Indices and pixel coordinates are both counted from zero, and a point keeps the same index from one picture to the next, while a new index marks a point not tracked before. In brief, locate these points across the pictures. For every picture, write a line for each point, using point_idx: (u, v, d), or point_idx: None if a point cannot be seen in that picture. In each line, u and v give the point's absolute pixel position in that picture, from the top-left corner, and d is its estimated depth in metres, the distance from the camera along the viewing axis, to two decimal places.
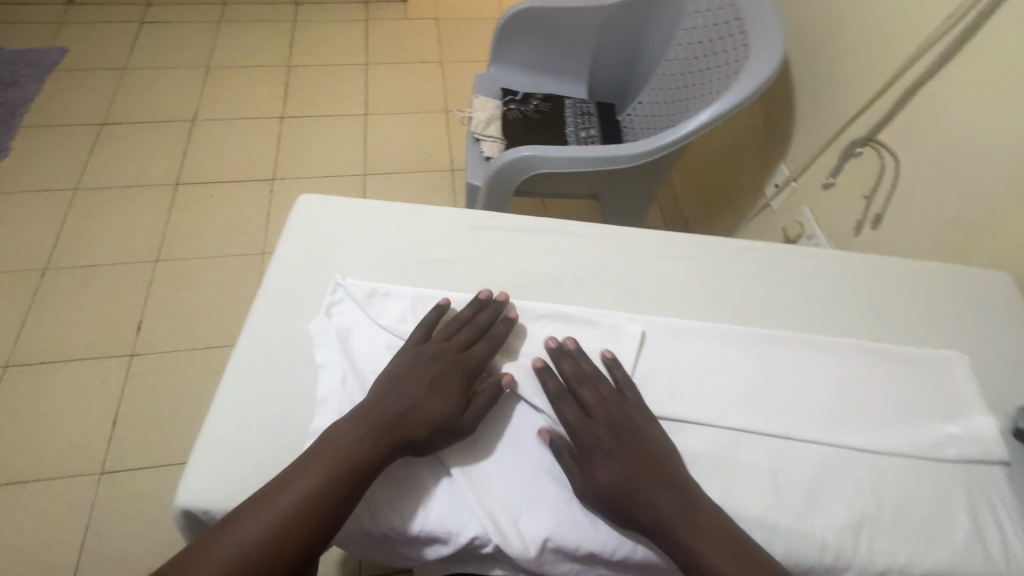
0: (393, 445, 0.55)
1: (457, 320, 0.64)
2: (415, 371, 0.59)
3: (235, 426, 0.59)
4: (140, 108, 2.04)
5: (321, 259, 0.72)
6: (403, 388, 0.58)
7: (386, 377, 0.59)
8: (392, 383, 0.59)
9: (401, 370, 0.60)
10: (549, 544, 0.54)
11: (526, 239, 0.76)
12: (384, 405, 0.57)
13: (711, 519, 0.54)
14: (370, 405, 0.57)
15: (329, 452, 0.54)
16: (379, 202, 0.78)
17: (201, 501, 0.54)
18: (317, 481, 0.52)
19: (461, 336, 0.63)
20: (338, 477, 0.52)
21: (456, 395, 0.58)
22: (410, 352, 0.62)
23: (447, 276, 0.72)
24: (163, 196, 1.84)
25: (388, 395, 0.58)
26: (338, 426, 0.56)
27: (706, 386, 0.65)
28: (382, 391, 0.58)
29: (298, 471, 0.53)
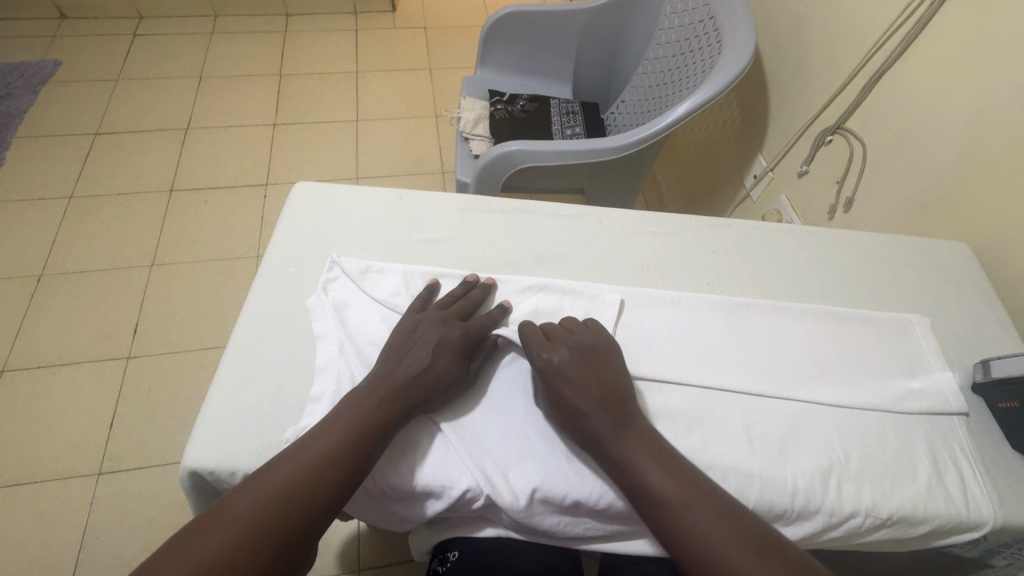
0: (406, 405, 0.58)
1: (453, 295, 0.68)
2: (418, 339, 0.63)
3: (237, 394, 0.62)
4: (135, 117, 2.07)
5: (317, 240, 0.75)
6: (408, 354, 0.61)
7: (391, 347, 0.63)
8: (397, 351, 0.62)
9: (404, 339, 0.63)
10: (537, 494, 0.58)
11: (512, 219, 0.80)
12: (393, 369, 0.60)
13: (644, 434, 0.58)
14: (380, 371, 0.60)
15: (348, 412, 0.56)
16: (372, 189, 0.81)
17: (209, 462, 0.57)
18: (338, 444, 0.54)
19: (458, 308, 0.66)
20: (356, 440, 0.55)
21: (460, 359, 0.62)
22: (411, 322, 0.65)
23: (437, 254, 0.75)
24: (158, 203, 1.87)
25: (394, 361, 0.61)
26: (353, 391, 0.59)
27: (683, 350, 0.69)
28: (388, 358, 0.61)
29: (317, 437, 0.54)
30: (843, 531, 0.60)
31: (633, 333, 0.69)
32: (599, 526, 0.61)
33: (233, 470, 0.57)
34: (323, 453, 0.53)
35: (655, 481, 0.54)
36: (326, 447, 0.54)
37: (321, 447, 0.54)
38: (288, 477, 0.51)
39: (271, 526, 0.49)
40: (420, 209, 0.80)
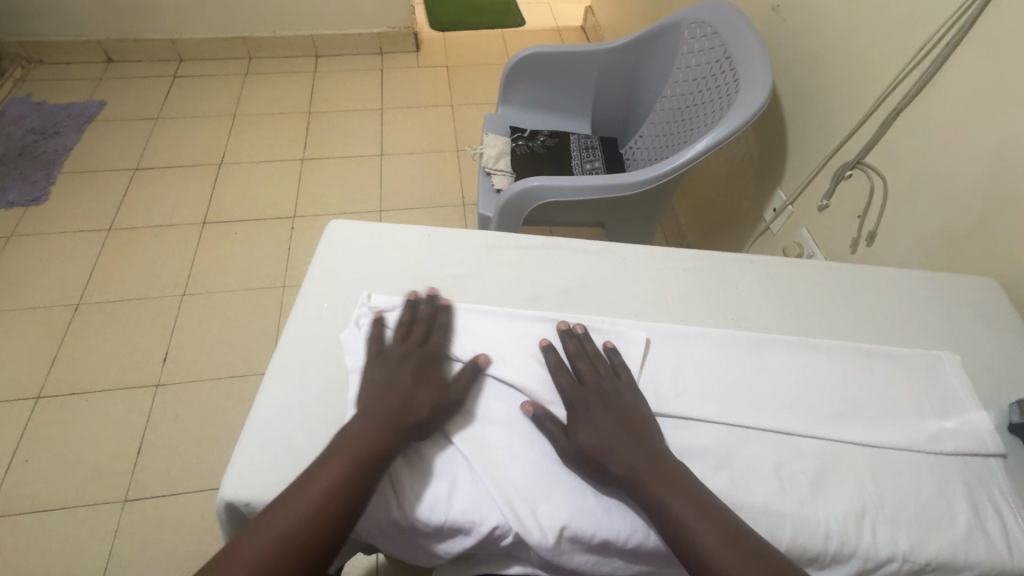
0: (401, 433, 0.60)
1: (404, 326, 0.70)
2: (391, 375, 0.65)
3: (274, 426, 0.63)
4: (171, 153, 2.18)
5: (350, 277, 0.78)
6: (388, 391, 0.63)
7: (368, 388, 0.64)
8: (375, 390, 0.63)
9: (379, 380, 0.64)
10: (566, 532, 0.58)
11: (537, 256, 0.82)
12: (379, 408, 0.61)
13: (678, 475, 0.58)
14: (368, 409, 0.61)
15: (348, 447, 0.58)
16: (403, 226, 0.85)
17: (243, 492, 0.59)
18: (343, 475, 0.55)
19: (412, 338, 0.69)
20: (359, 469, 0.56)
21: (438, 379, 0.65)
22: (377, 363, 0.66)
23: (466, 290, 0.78)
24: (190, 234, 1.94)
25: (379, 398, 0.62)
26: (348, 429, 0.60)
27: (709, 386, 0.69)
28: (372, 396, 0.62)
29: (322, 468, 0.56)
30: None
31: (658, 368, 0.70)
32: (626, 566, 0.61)
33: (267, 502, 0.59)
34: (327, 488, 0.54)
35: (698, 531, 0.54)
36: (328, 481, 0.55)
37: (324, 484, 0.55)
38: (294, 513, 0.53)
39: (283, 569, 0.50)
40: (447, 246, 0.82)
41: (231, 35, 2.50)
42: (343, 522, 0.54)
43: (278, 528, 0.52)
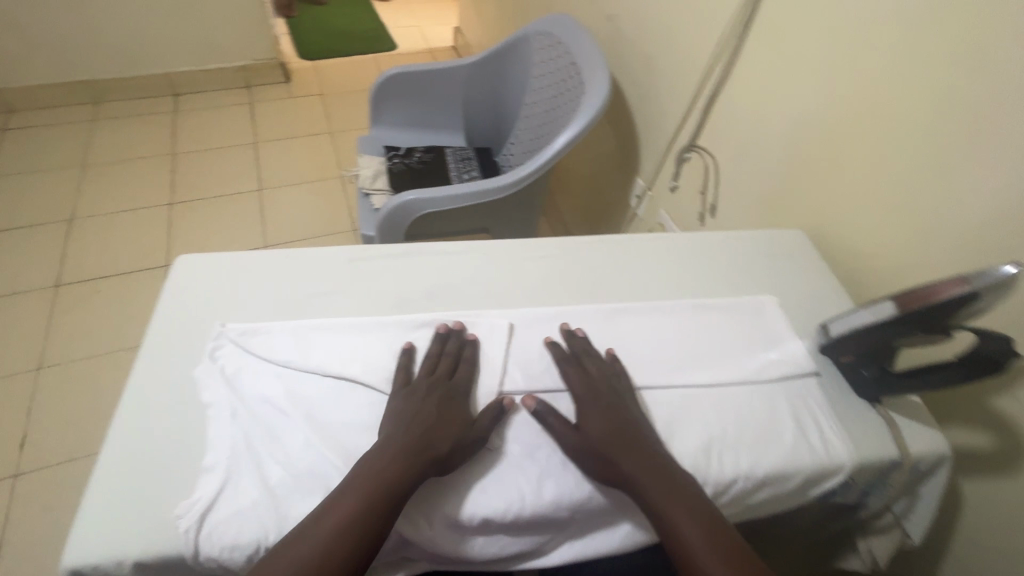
0: (420, 470, 0.60)
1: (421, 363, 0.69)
2: (421, 413, 0.64)
3: (122, 478, 0.59)
4: (10, 213, 1.94)
5: (202, 312, 0.75)
6: (412, 427, 0.63)
7: (395, 426, 0.63)
8: (401, 427, 0.63)
9: (408, 416, 0.64)
10: (444, 518, 0.61)
11: (401, 263, 0.84)
12: (410, 443, 0.61)
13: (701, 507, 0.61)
14: (400, 445, 0.61)
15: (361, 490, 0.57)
16: (260, 251, 0.82)
17: (89, 558, 0.55)
18: (353, 513, 0.56)
19: (436, 375, 0.68)
20: (371, 503, 0.57)
21: (464, 415, 0.65)
22: (404, 401, 0.66)
23: (330, 306, 0.77)
24: (42, 300, 1.74)
25: (407, 433, 0.62)
26: (370, 468, 0.59)
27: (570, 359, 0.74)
28: (400, 434, 0.62)
29: (327, 508, 0.56)
30: (733, 497, 0.67)
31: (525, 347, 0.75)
32: (514, 542, 0.63)
33: (120, 561, 0.55)
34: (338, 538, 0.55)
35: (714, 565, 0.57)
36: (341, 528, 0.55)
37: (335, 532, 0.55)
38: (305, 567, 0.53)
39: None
40: (307, 266, 0.82)
41: (68, 81, 2.27)
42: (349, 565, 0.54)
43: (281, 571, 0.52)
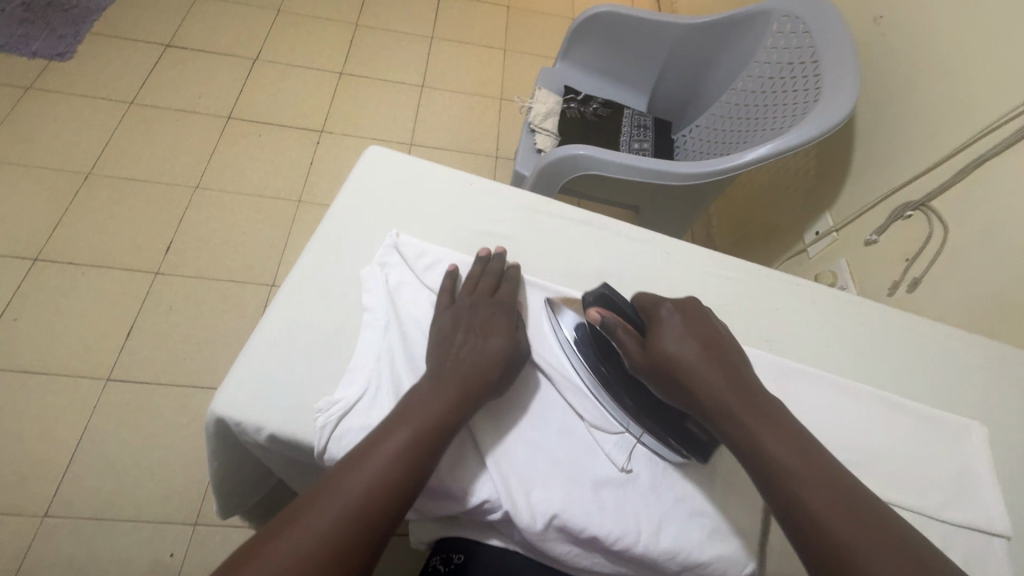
0: (851, 491, 0.38)
1: (619, 307, 0.48)
2: (673, 328, 0.46)
3: (563, 431, 0.50)
4: (492, 50, 2.02)
5: (717, 290, 0.63)
6: (682, 340, 0.45)
7: (686, 391, 0.44)
8: (683, 355, 0.44)
9: (663, 363, 0.45)
10: (555, 521, 0.46)
11: (972, 400, 0.62)
12: (715, 374, 0.44)
13: None
14: (720, 385, 0.43)
15: (818, 505, 0.37)
16: (805, 282, 0.67)
17: (516, 488, 0.46)
18: (844, 521, 0.36)
19: (632, 316, 0.49)
20: (866, 521, 0.36)
21: (723, 382, 0.43)
22: (648, 376, 0.46)
23: (880, 404, 0.58)
24: (480, 138, 1.80)
25: (715, 368, 0.44)
26: (764, 449, 0.40)
27: (948, 459, 0.56)
28: (702, 377, 0.44)
29: (819, 508, 0.37)
30: None
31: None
32: (589, 558, 0.47)
33: (551, 514, 0.45)
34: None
35: None
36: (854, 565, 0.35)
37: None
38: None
39: (368, 538, 0.37)
40: (839, 315, 0.65)
41: None
42: None
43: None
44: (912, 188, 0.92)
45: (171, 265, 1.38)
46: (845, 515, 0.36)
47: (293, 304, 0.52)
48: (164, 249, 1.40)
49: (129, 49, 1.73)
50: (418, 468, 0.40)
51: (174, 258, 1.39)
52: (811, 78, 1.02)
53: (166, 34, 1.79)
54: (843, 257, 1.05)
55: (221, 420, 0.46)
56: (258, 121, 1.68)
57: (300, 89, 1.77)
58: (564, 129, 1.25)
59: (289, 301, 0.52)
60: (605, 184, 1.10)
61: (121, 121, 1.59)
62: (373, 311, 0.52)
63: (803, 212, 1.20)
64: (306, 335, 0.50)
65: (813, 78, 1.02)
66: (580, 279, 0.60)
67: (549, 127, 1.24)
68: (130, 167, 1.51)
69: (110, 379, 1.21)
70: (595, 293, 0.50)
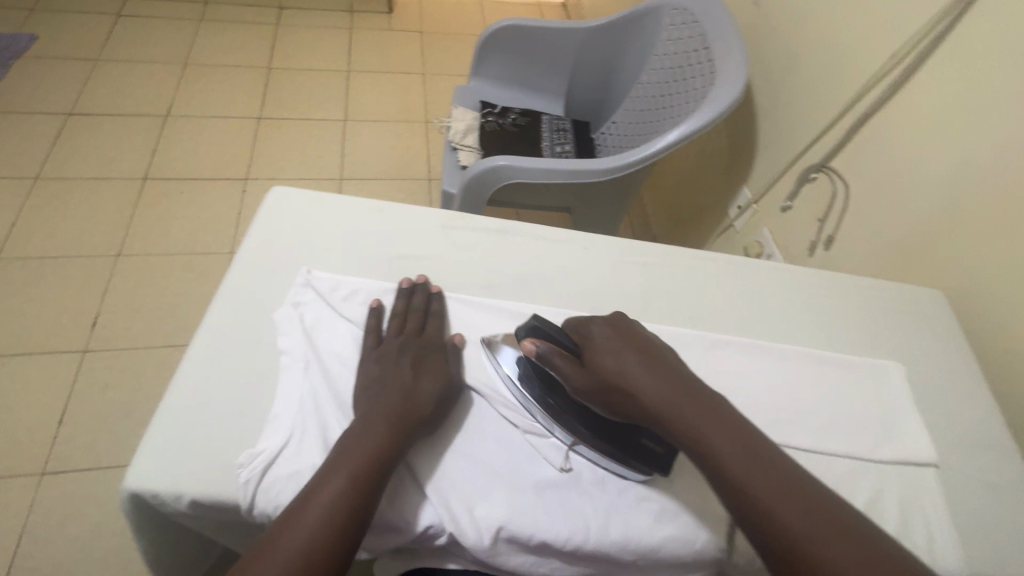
0: (798, 486, 0.41)
1: (552, 337, 0.49)
2: (607, 344, 0.48)
3: (501, 441, 0.50)
4: (411, 76, 2.03)
5: (638, 275, 0.64)
6: (620, 358, 0.47)
7: (634, 403, 0.46)
8: (621, 368, 0.46)
9: (609, 381, 0.46)
10: (503, 533, 0.45)
11: (887, 342, 0.65)
12: (659, 388, 0.46)
13: None
14: (663, 391, 0.45)
15: (765, 500, 0.40)
16: (720, 254, 0.69)
17: (457, 505, 0.45)
18: (793, 518, 0.39)
19: (567, 344, 0.49)
20: (813, 512, 0.39)
21: (665, 392, 0.45)
22: (594, 398, 0.47)
23: (802, 361, 0.60)
24: (411, 164, 1.79)
25: (654, 376, 0.46)
26: (713, 455, 0.43)
27: (871, 403, 0.58)
28: (644, 387, 0.46)
29: (769, 508, 0.40)
30: None
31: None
32: (544, 565, 0.46)
33: (497, 526, 0.45)
34: None
35: None
36: (808, 551, 0.38)
37: (831, 564, 0.37)
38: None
39: None
40: (757, 280, 0.67)
41: None
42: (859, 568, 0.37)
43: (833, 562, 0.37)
44: (813, 152, 0.98)
45: (100, 340, 1.31)
46: (794, 513, 0.39)
47: (205, 359, 0.50)
48: (91, 324, 1.33)
49: (27, 123, 1.65)
50: (354, 517, 0.40)
51: (102, 332, 1.32)
52: (705, 64, 1.08)
53: (67, 103, 1.72)
54: (764, 226, 1.10)
55: (136, 494, 0.43)
56: (178, 178, 1.62)
57: (219, 140, 1.73)
58: (485, 143, 1.26)
59: (199, 358, 0.50)
60: (529, 190, 1.12)
61: (27, 198, 1.51)
62: (291, 352, 0.51)
63: (724, 189, 1.25)
64: (221, 390, 0.48)
65: (706, 63, 1.07)
66: (502, 287, 0.60)
67: (470, 143, 1.25)
68: (43, 246, 1.43)
69: (45, 473, 1.13)
70: (527, 327, 0.50)
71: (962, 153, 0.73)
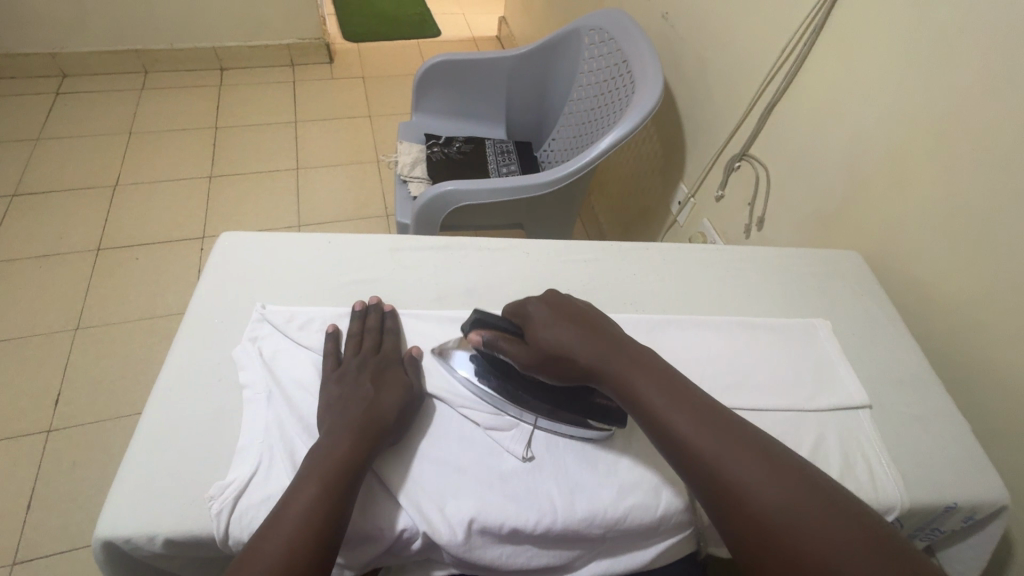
0: (711, 412, 0.45)
1: (494, 326, 0.54)
2: (541, 317, 0.53)
3: (464, 440, 0.52)
4: (359, 120, 2.09)
5: (580, 272, 0.69)
6: (555, 323, 0.52)
7: (573, 366, 0.50)
8: (555, 336, 0.51)
9: (544, 352, 0.51)
10: (475, 525, 0.47)
11: (815, 303, 0.70)
12: (589, 344, 0.50)
13: None
14: (591, 349, 0.50)
15: (680, 425, 0.45)
16: (655, 243, 0.74)
17: (428, 506, 0.47)
18: (704, 437, 0.43)
19: (508, 328, 0.54)
20: (724, 430, 0.44)
21: (596, 348, 0.50)
22: (537, 369, 0.51)
23: (739, 330, 0.65)
24: (367, 203, 1.83)
25: (587, 341, 0.51)
26: (637, 395, 0.47)
27: (805, 359, 0.63)
28: (575, 348, 0.50)
29: (684, 431, 0.44)
30: None
31: (951, 451, 0.58)
32: (518, 552, 0.49)
33: (469, 519, 0.47)
34: (753, 483, 0.41)
35: None
36: (718, 465, 0.42)
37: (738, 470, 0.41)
38: (817, 534, 0.38)
39: None
40: (691, 263, 0.72)
41: (474, 33, 2.55)
42: (759, 469, 0.41)
43: (738, 468, 0.42)
44: (733, 144, 1.05)
45: (64, 417, 1.28)
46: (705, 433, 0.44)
47: (168, 404, 0.51)
48: (53, 402, 1.29)
49: None
50: (329, 522, 0.42)
51: (66, 409, 1.29)
52: (625, 76, 1.16)
53: (11, 185, 1.70)
54: (703, 217, 1.17)
55: (110, 542, 0.44)
56: (132, 245, 1.62)
57: (171, 203, 1.74)
58: (433, 173, 1.31)
59: (163, 403, 0.51)
60: (479, 211, 1.16)
61: None
62: (253, 386, 0.52)
63: (663, 188, 1.32)
64: (186, 430, 0.50)
65: (626, 74, 1.15)
66: (452, 299, 0.63)
67: (419, 174, 1.31)
68: None
69: (16, 563, 1.08)
70: (470, 321, 0.55)
71: (853, 126, 0.81)
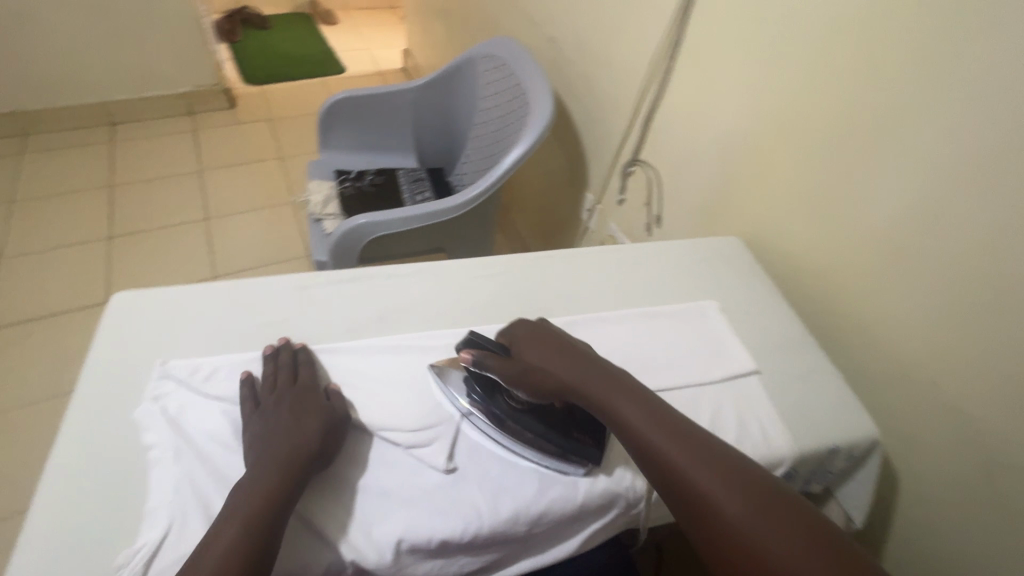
0: (682, 428, 0.51)
1: (483, 345, 0.58)
2: (531, 345, 0.58)
3: (387, 463, 0.53)
4: (269, 163, 2.04)
5: (488, 287, 0.72)
6: (544, 351, 0.58)
7: (561, 388, 0.55)
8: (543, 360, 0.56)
9: (533, 375, 0.56)
10: (403, 545, 0.48)
11: (705, 287, 0.77)
12: (574, 370, 0.56)
13: None
14: (576, 374, 0.55)
15: (655, 441, 0.50)
16: (556, 251, 0.79)
17: (354, 531, 0.48)
18: (675, 450, 0.49)
19: (497, 350, 0.58)
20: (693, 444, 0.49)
21: (579, 373, 0.55)
22: (524, 390, 0.55)
23: (638, 321, 0.70)
24: (286, 245, 1.79)
25: (572, 366, 0.56)
26: (618, 414, 0.52)
27: (700, 339, 0.69)
28: (562, 373, 0.56)
29: (658, 444, 0.50)
30: None
31: (829, 401, 0.66)
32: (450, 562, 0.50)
33: (396, 539, 0.48)
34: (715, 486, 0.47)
35: None
36: (687, 474, 0.48)
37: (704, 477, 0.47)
38: (766, 527, 0.44)
39: None
40: (591, 266, 0.77)
41: (379, 67, 2.58)
42: (720, 476, 0.47)
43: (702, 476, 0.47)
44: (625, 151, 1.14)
45: None
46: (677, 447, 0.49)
47: (65, 480, 0.49)
48: None
49: None
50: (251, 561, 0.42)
51: None
52: (519, 97, 1.23)
53: None
54: (610, 221, 1.24)
55: None
56: (23, 321, 1.48)
57: (66, 270, 1.61)
58: (348, 208, 1.31)
59: (60, 480, 0.49)
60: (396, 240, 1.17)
61: None
62: (160, 445, 0.51)
63: (572, 198, 1.40)
64: (89, 503, 0.48)
65: (520, 96, 1.22)
66: (364, 329, 0.64)
67: (333, 211, 1.30)
68: None
69: None
70: (462, 342, 0.59)
71: (719, 125, 0.90)
